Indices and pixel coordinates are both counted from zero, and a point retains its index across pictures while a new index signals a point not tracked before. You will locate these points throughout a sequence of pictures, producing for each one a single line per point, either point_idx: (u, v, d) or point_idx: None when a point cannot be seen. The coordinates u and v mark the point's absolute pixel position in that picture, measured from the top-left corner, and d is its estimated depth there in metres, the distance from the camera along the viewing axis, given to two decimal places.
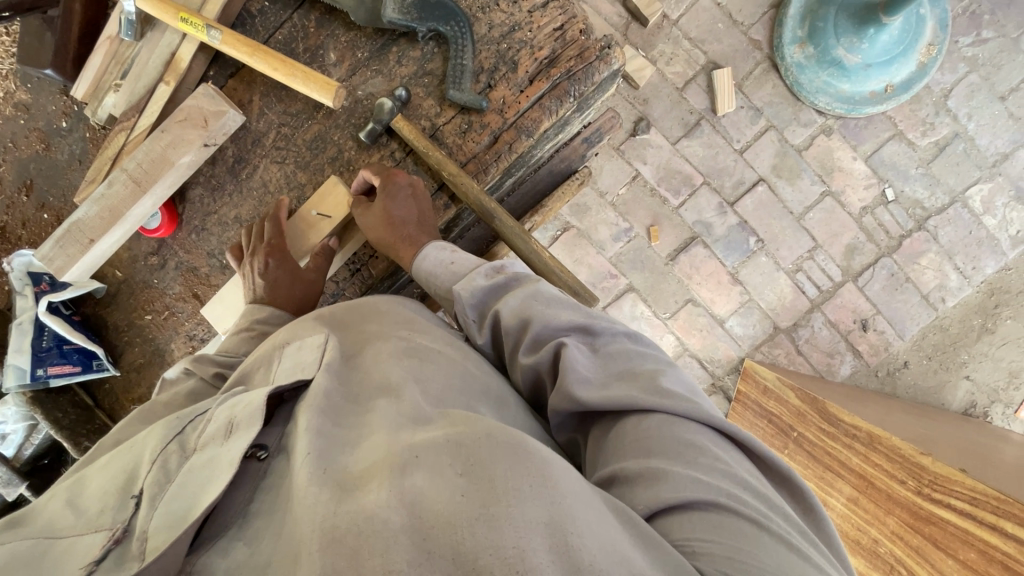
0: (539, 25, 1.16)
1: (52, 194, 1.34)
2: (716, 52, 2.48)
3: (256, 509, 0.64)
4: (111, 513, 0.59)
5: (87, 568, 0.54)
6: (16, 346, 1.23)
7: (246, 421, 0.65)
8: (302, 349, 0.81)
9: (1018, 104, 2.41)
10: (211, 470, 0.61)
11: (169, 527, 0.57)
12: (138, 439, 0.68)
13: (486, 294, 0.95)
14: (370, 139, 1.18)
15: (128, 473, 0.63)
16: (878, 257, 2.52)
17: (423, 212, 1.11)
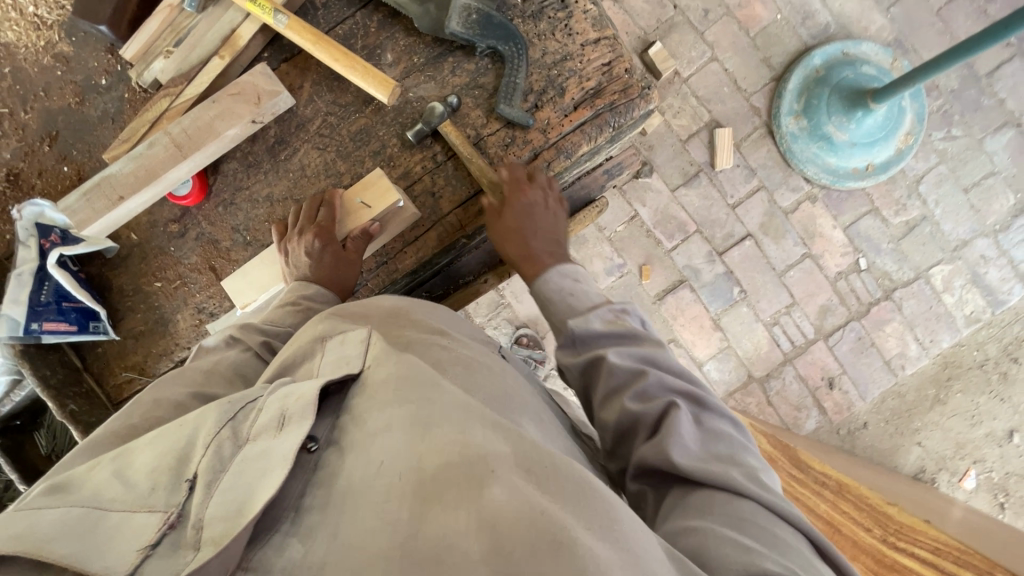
0: (589, 58, 1.24)
1: (76, 147, 1.31)
2: (720, 113, 2.67)
3: (308, 504, 0.62)
4: (163, 493, 0.57)
5: (145, 550, 0.53)
6: (12, 296, 1.16)
7: (298, 416, 0.65)
8: (345, 343, 0.83)
9: (978, 197, 2.67)
10: (264, 464, 0.60)
11: (225, 520, 0.55)
12: (188, 417, 0.66)
13: (602, 336, 0.98)
14: (415, 139, 1.22)
15: (179, 453, 0.61)
16: (848, 320, 2.69)
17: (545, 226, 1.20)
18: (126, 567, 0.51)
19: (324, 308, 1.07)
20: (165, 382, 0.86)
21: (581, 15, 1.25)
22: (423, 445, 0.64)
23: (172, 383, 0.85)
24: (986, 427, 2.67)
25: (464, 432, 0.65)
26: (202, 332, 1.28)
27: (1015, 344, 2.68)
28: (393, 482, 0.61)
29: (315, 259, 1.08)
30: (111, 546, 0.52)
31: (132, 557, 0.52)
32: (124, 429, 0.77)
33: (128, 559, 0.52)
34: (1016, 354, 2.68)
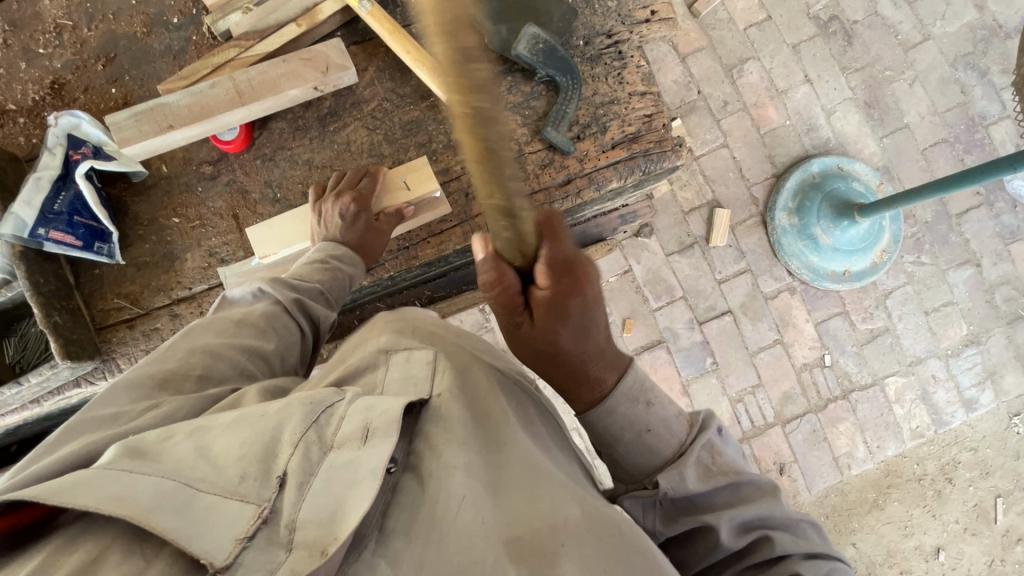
0: (633, 106, 1.35)
1: (129, 74, 1.32)
2: (722, 195, 2.86)
3: (391, 526, 0.65)
4: (253, 483, 0.60)
5: (242, 540, 0.55)
6: (25, 197, 1.12)
7: (383, 430, 0.69)
8: (410, 361, 0.89)
9: (936, 321, 2.89)
10: (351, 474, 0.64)
11: (321, 525, 0.59)
12: (270, 411, 0.69)
13: (700, 492, 0.98)
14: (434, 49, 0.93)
15: (266, 446, 0.65)
16: (806, 411, 2.81)
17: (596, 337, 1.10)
18: (225, 554, 0.54)
19: (350, 270, 1.14)
20: (198, 328, 0.92)
21: (634, 68, 1.37)
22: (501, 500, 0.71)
23: (205, 333, 0.92)
24: (916, 540, 2.78)
25: (536, 496, 0.73)
26: (209, 276, 1.27)
27: (952, 465, 2.83)
28: (474, 524, 0.67)
29: (347, 220, 1.14)
30: (208, 527, 0.55)
31: (230, 546, 0.54)
32: (162, 375, 0.83)
33: (226, 546, 0.54)
34: (952, 475, 2.82)
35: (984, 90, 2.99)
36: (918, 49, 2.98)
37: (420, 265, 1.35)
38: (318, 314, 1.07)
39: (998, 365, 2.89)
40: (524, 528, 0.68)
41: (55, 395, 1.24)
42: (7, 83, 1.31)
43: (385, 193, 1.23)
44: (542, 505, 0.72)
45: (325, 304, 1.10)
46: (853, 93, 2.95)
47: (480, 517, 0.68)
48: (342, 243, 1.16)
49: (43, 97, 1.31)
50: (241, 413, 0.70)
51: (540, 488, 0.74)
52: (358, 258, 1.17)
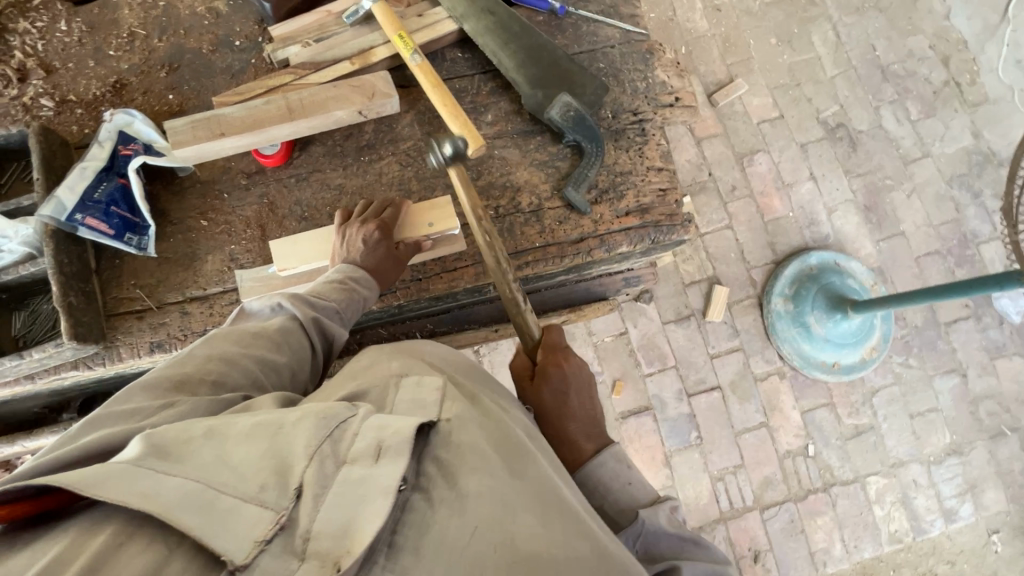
0: (649, 180, 1.44)
1: (188, 84, 1.41)
2: (722, 272, 2.96)
3: (400, 543, 0.68)
4: (272, 491, 0.64)
5: (260, 543, 0.59)
6: (69, 184, 1.19)
7: (395, 450, 0.70)
8: (421, 386, 0.91)
9: (920, 426, 2.91)
10: (363, 492, 0.66)
11: (334, 537, 0.62)
12: (288, 423, 0.72)
13: (669, 539, 0.99)
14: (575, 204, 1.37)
15: (283, 456, 0.68)
16: (785, 498, 2.78)
17: (582, 413, 1.17)
18: (243, 555, 0.58)
19: (365, 293, 1.18)
20: (217, 338, 0.95)
21: (655, 145, 1.47)
22: (514, 526, 0.74)
23: (225, 342, 0.94)
24: None
25: (549, 525, 0.77)
26: (225, 280, 1.31)
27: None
28: (486, 553, 0.70)
29: (369, 246, 1.20)
30: (228, 528, 0.59)
31: (249, 548, 0.58)
32: (177, 377, 0.84)
33: (245, 547, 0.58)
34: None
35: (976, 210, 3.16)
36: (917, 163, 3.18)
37: (429, 297, 1.39)
38: (331, 332, 1.11)
39: (979, 478, 2.89)
40: (538, 550, 0.72)
41: (53, 374, 1.24)
42: (73, 76, 1.40)
43: (407, 225, 1.29)
44: (551, 527, 0.76)
45: (339, 322, 1.13)
46: (854, 196, 3.12)
47: (492, 547, 0.71)
48: (360, 265, 1.20)
49: (103, 93, 1.39)
50: (258, 420, 0.73)
51: (552, 514, 0.79)
52: (374, 282, 1.21)
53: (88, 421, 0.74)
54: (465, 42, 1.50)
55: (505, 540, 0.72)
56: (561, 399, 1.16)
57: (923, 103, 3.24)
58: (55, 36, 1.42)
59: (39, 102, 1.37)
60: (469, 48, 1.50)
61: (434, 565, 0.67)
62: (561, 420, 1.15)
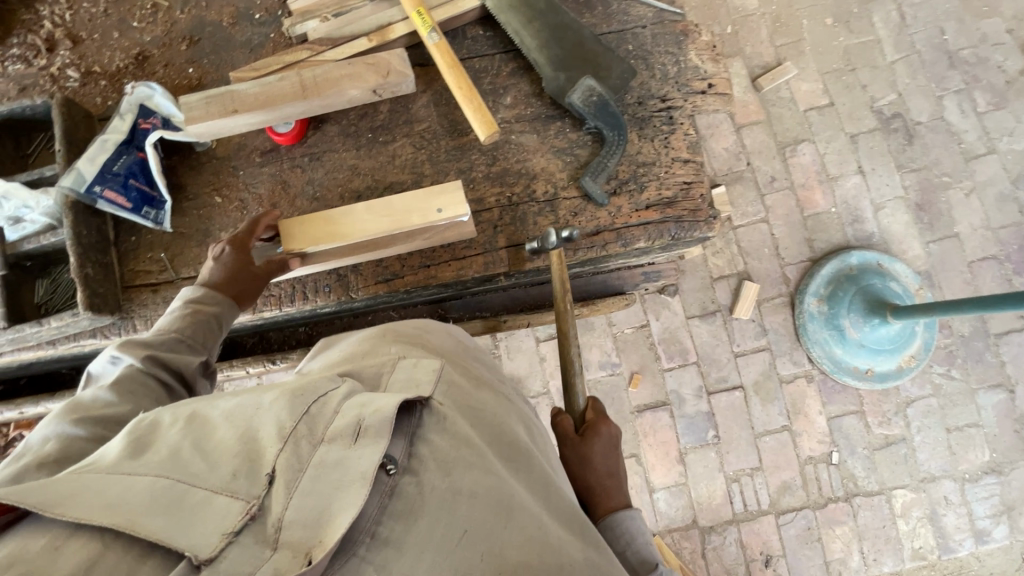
0: (673, 173, 1.36)
1: (208, 58, 1.41)
2: (754, 268, 2.83)
3: (383, 533, 0.67)
4: (243, 482, 0.64)
5: (227, 536, 0.59)
6: (90, 156, 1.22)
7: (375, 431, 0.69)
8: (417, 367, 0.91)
9: (957, 441, 2.75)
10: (339, 474, 0.66)
11: (304, 528, 0.62)
12: (264, 404, 0.72)
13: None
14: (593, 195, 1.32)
15: (253, 446, 0.68)
16: (803, 505, 2.69)
17: (615, 476, 1.24)
18: (209, 548, 0.57)
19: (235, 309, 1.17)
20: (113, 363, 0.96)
21: (682, 135, 1.38)
22: (506, 532, 0.74)
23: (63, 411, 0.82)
24: None
25: (543, 528, 0.78)
26: None
27: None
28: (474, 559, 0.69)
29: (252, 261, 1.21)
30: (194, 525, 0.59)
31: (216, 542, 0.58)
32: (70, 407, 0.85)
33: (212, 541, 0.58)
34: None
35: None
36: (980, 160, 2.93)
37: (436, 285, 1.36)
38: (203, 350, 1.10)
39: (1018, 500, 2.72)
40: (528, 561, 0.73)
41: (72, 341, 1.28)
42: (99, 47, 1.41)
43: (416, 208, 1.22)
44: (544, 538, 0.77)
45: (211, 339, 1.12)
46: (906, 193, 2.91)
47: (480, 552, 0.70)
48: (211, 284, 1.16)
49: (126, 65, 1.40)
50: (234, 405, 0.74)
51: (545, 525, 0.79)
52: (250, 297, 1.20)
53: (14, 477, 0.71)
54: (487, 19, 1.43)
55: (495, 547, 0.72)
56: (611, 465, 1.24)
57: (993, 94, 2.98)
58: (82, 6, 1.43)
59: (65, 73, 1.39)
60: (491, 26, 1.43)
61: (417, 564, 0.66)
62: (596, 471, 1.23)
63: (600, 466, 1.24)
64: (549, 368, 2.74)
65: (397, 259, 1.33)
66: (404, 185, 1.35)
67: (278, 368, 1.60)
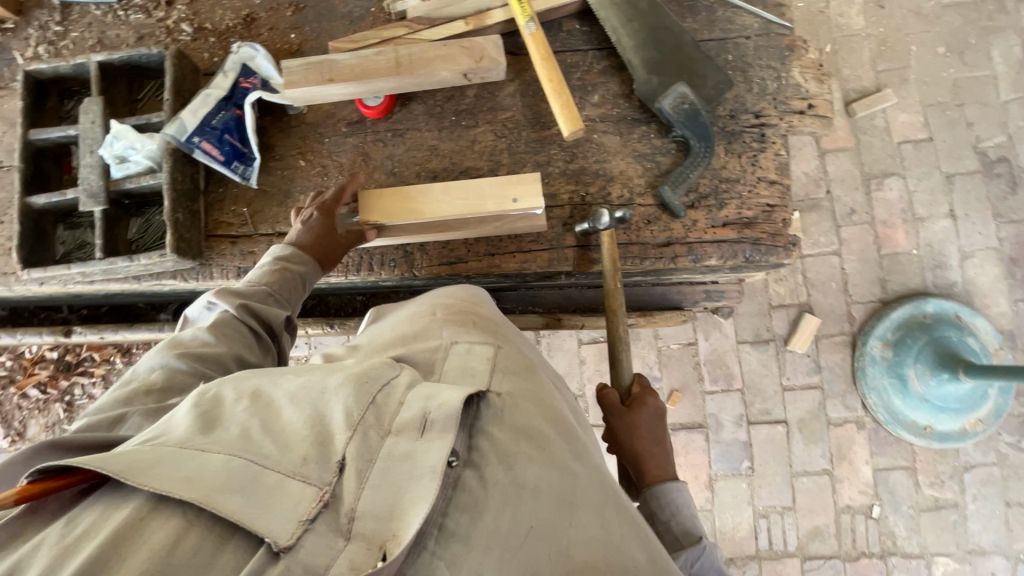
0: (757, 193, 1.30)
1: (310, 26, 1.45)
2: (817, 301, 2.70)
3: (451, 528, 0.68)
4: (315, 466, 0.66)
5: (304, 523, 0.61)
6: (193, 108, 1.29)
7: (441, 425, 0.71)
8: (471, 354, 0.90)
9: (1016, 517, 2.55)
10: (410, 467, 0.68)
11: (378, 520, 0.64)
12: (329, 389, 0.74)
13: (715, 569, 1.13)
14: (667, 201, 1.28)
15: (321, 429, 0.70)
16: (834, 554, 2.57)
17: (663, 445, 1.29)
18: (287, 535, 0.60)
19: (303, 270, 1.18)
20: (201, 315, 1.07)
21: (771, 154, 1.32)
22: (571, 530, 0.74)
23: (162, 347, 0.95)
24: None
25: (606, 525, 0.78)
26: None
27: None
28: (541, 554, 0.70)
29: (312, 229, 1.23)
30: (273, 508, 0.61)
31: (294, 528, 0.60)
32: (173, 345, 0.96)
33: (289, 528, 0.60)
34: None
35: None
36: None
37: (498, 274, 1.36)
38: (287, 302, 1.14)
39: None
40: (594, 562, 0.73)
41: (155, 279, 1.36)
42: (212, 5, 1.48)
43: (491, 195, 1.23)
44: (607, 539, 0.76)
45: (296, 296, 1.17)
46: (999, 244, 2.70)
47: (546, 550, 0.71)
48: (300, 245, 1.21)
49: (235, 25, 1.46)
50: (300, 384, 0.76)
51: (608, 522, 0.78)
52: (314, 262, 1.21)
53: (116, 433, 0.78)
54: (586, 14, 1.41)
55: (561, 547, 0.72)
56: (655, 433, 1.29)
57: None
58: None
59: (180, 26, 1.47)
60: (589, 21, 1.41)
61: (485, 559, 0.67)
62: (643, 443, 1.28)
63: (648, 439, 1.28)
64: (587, 371, 2.72)
65: (463, 243, 1.34)
66: (480, 171, 1.35)
67: (333, 332, 1.66)
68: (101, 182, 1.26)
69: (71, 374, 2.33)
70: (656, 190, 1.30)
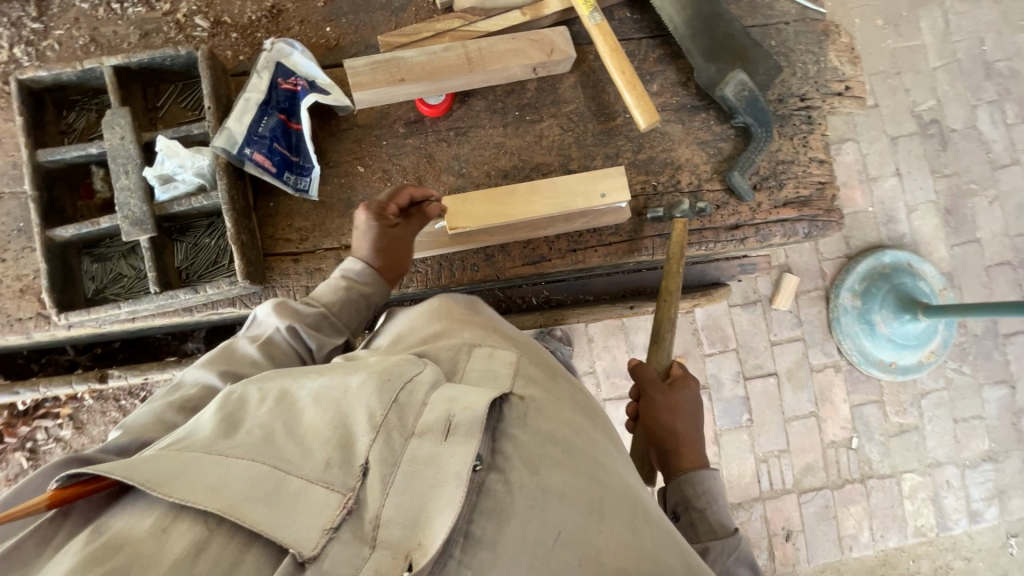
0: (811, 172, 1.39)
1: (346, 17, 1.33)
2: (794, 261, 2.93)
3: (477, 534, 0.67)
4: (338, 475, 0.66)
5: (328, 532, 0.61)
6: (237, 116, 1.15)
7: (466, 428, 0.71)
8: (493, 358, 0.92)
9: (962, 430, 2.98)
10: (434, 472, 0.68)
11: (402, 529, 0.64)
12: (350, 390, 0.75)
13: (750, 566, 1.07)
14: (736, 185, 1.33)
15: (344, 436, 0.70)
16: (824, 485, 2.88)
17: (698, 431, 1.23)
18: (312, 544, 0.60)
19: (368, 290, 1.12)
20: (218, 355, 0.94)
21: (819, 135, 1.41)
22: (601, 536, 0.72)
23: (211, 361, 0.92)
24: None
25: (636, 535, 0.75)
26: None
27: (943, 569, 2.92)
28: (570, 561, 0.69)
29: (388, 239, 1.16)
30: (293, 518, 0.61)
31: (317, 536, 0.60)
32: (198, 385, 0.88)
33: (313, 536, 0.60)
34: None
35: None
36: (1005, 170, 3.09)
37: (578, 268, 1.37)
38: (319, 341, 1.03)
39: (1009, 485, 2.99)
40: (628, 568, 0.70)
41: (209, 309, 1.24)
42: None
43: (578, 192, 1.24)
44: (636, 543, 0.74)
45: (330, 329, 1.07)
46: (937, 197, 3.05)
47: (576, 556, 0.69)
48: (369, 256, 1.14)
49: (259, 18, 1.31)
50: (321, 386, 0.77)
51: (638, 530, 0.76)
52: (379, 276, 1.15)
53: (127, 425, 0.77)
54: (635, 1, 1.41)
55: (593, 553, 0.70)
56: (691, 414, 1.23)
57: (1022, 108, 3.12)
58: None
59: (192, 21, 1.30)
60: (639, 9, 1.41)
61: (513, 564, 0.66)
62: (681, 425, 1.21)
63: (681, 421, 1.21)
64: (596, 348, 2.81)
65: (542, 241, 1.34)
66: (551, 169, 1.34)
67: None
68: (145, 206, 1.11)
69: (31, 420, 1.95)
70: (725, 177, 1.35)
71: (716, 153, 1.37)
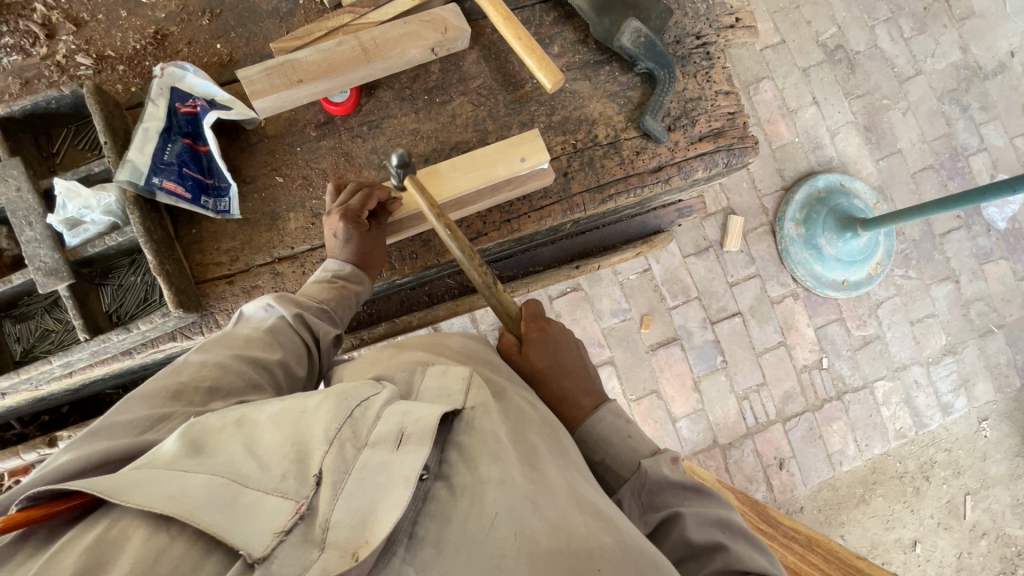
0: (718, 104, 1.44)
1: (235, 31, 1.31)
2: (735, 203, 3.04)
3: (420, 534, 0.68)
4: (293, 484, 0.64)
5: (279, 535, 0.60)
6: (139, 147, 1.12)
7: (418, 437, 0.72)
8: (446, 374, 0.91)
9: (920, 331, 3.13)
10: (385, 476, 0.67)
11: (351, 528, 0.62)
12: (309, 408, 0.73)
13: (673, 487, 0.97)
14: (650, 129, 1.37)
15: (300, 448, 0.68)
16: (804, 409, 2.99)
17: (575, 374, 1.14)
18: (262, 547, 0.59)
19: (356, 288, 1.17)
20: (211, 344, 0.95)
21: (720, 69, 1.46)
22: (536, 515, 0.73)
23: (216, 346, 0.94)
24: (896, 532, 3.00)
25: (573, 517, 0.76)
26: (312, 237, 1.27)
27: (929, 464, 3.07)
28: (506, 541, 0.69)
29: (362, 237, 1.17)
30: (248, 524, 0.60)
31: (268, 540, 0.59)
32: (177, 384, 0.84)
33: (265, 540, 0.59)
34: (928, 473, 3.06)
35: (965, 123, 3.28)
36: (911, 82, 3.25)
37: (516, 237, 1.39)
38: (320, 330, 1.07)
39: (970, 373, 3.16)
40: (559, 546, 0.71)
41: (151, 347, 1.21)
42: (106, 29, 1.28)
43: (499, 158, 1.27)
44: (572, 524, 0.75)
45: (328, 322, 1.10)
46: (855, 117, 3.19)
47: (512, 534, 0.70)
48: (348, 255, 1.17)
49: (144, 46, 1.28)
50: (285, 405, 0.75)
51: (575, 513, 0.77)
52: (363, 274, 1.19)
53: (90, 430, 0.75)
54: None
55: (527, 532, 0.71)
56: (550, 364, 1.13)
57: (915, 20, 3.28)
58: None
59: (74, 60, 1.26)
60: None
61: (453, 557, 0.67)
62: (557, 384, 1.12)
63: (557, 376, 1.12)
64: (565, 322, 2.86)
65: (476, 218, 1.36)
66: (470, 146, 1.35)
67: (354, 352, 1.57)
68: (56, 254, 1.08)
69: None
70: (639, 123, 1.39)
71: (625, 103, 1.40)
